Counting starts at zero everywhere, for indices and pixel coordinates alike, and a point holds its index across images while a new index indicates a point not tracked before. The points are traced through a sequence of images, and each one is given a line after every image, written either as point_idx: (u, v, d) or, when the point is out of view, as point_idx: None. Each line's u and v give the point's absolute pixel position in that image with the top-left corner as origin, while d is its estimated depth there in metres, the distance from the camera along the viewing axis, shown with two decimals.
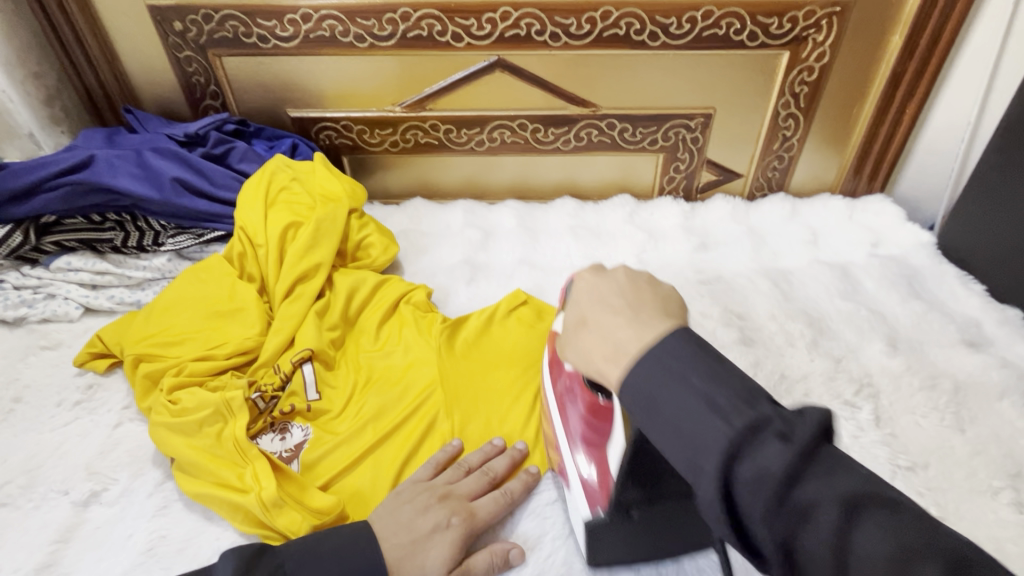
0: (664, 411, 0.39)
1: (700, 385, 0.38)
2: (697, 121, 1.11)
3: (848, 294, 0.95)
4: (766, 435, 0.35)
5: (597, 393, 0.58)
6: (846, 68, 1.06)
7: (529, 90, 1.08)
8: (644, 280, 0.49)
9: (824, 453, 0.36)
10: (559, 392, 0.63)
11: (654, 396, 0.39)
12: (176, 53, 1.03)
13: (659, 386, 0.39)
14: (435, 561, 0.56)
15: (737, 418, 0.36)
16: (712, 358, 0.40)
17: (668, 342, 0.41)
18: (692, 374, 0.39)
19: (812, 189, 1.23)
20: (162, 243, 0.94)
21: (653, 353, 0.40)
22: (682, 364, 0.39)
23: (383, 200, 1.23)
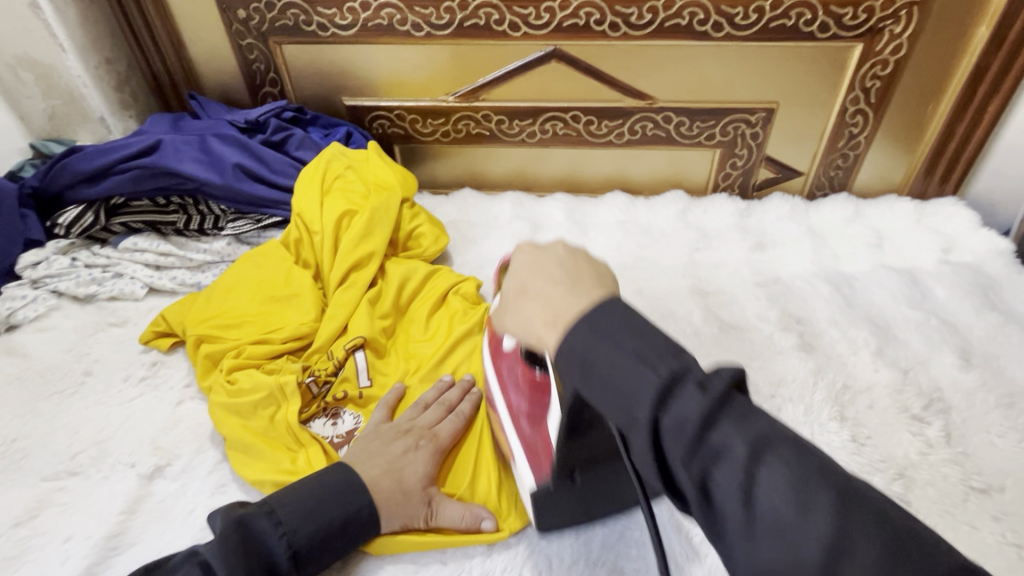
0: (603, 375, 0.38)
1: (634, 347, 0.38)
2: (758, 116, 1.07)
3: (917, 303, 0.91)
4: (687, 384, 0.36)
5: (535, 367, 0.61)
6: (924, 61, 1.00)
7: (585, 81, 1.06)
8: (583, 256, 0.50)
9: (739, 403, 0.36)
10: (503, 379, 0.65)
11: (586, 356, 0.40)
12: (238, 40, 1.05)
13: (591, 352, 0.39)
14: (410, 475, 0.62)
15: (664, 369, 0.37)
16: (669, 347, 0.38)
17: (601, 315, 0.41)
18: (623, 336, 0.39)
19: (877, 190, 1.17)
20: (223, 228, 0.97)
21: (590, 316, 0.41)
22: (616, 327, 0.40)
23: (431, 189, 1.24)
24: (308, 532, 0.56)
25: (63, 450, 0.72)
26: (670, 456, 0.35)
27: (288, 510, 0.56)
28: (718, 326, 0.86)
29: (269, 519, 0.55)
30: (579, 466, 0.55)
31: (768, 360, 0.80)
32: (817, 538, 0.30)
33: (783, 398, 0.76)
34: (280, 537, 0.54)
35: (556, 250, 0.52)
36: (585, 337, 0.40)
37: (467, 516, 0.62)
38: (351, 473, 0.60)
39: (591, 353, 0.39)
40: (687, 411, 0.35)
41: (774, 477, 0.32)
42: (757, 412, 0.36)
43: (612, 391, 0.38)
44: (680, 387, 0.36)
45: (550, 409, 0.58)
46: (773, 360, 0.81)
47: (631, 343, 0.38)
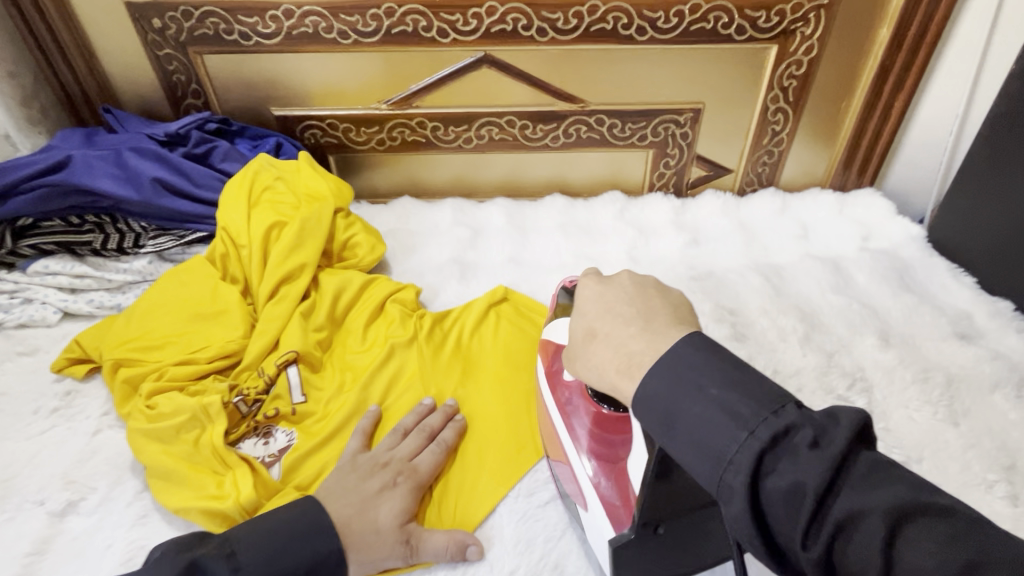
0: (688, 429, 0.41)
1: (722, 399, 0.41)
2: (686, 116, 1.11)
3: (839, 289, 0.95)
4: (799, 447, 0.37)
5: (603, 404, 0.60)
6: (835, 60, 1.06)
7: (517, 86, 1.06)
8: (650, 286, 0.53)
9: (856, 457, 0.37)
10: (562, 405, 0.63)
11: (670, 409, 0.43)
12: (156, 50, 1.01)
13: (676, 404, 0.42)
14: (386, 515, 0.59)
15: (762, 431, 0.38)
16: (767, 402, 0.40)
17: (687, 348, 0.44)
18: (710, 386, 0.42)
19: (802, 184, 1.22)
20: (143, 245, 0.92)
21: (656, 370, 0.44)
22: (696, 373, 0.43)
23: (370, 200, 1.22)
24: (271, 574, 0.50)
25: None
26: (785, 534, 0.37)
27: (247, 546, 0.51)
28: None
29: (226, 562, 0.49)
30: (664, 518, 0.53)
31: None
32: None
33: None
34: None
35: (619, 280, 0.54)
36: (660, 386, 0.44)
37: (450, 547, 0.60)
38: (319, 514, 0.56)
39: (677, 402, 0.42)
40: (797, 479, 0.36)
41: (911, 552, 0.34)
42: (879, 470, 0.37)
43: (698, 445, 0.41)
44: (782, 448, 0.38)
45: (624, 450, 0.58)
46: None
47: (717, 393, 0.41)
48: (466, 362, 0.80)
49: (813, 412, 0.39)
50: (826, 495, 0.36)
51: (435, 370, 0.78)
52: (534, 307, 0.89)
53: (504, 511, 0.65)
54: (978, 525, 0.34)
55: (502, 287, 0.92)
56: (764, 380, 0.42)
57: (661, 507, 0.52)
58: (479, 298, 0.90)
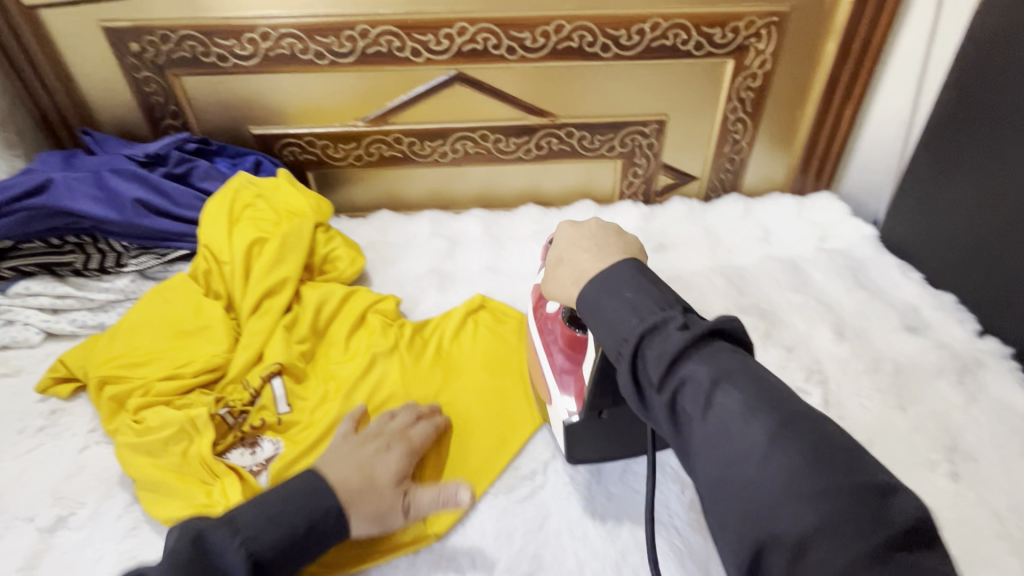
0: (606, 313, 0.49)
1: (634, 300, 0.48)
2: (651, 127, 1.16)
3: (798, 287, 1.01)
4: (670, 328, 0.45)
5: (575, 329, 0.67)
6: (788, 72, 1.12)
7: (489, 101, 1.11)
8: (611, 230, 0.61)
9: (714, 344, 0.45)
10: (545, 334, 0.72)
11: (598, 305, 0.50)
12: (133, 74, 1.03)
13: (599, 300, 0.50)
14: (383, 472, 0.63)
15: (647, 317, 0.46)
16: (663, 299, 0.48)
17: (627, 267, 0.51)
18: (625, 289, 0.49)
19: (764, 189, 1.29)
20: (125, 264, 0.94)
21: (601, 276, 0.51)
22: (622, 281, 0.50)
23: (349, 213, 1.24)
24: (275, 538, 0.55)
25: None
26: (648, 380, 0.45)
27: (247, 520, 0.55)
28: None
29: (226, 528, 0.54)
30: (607, 406, 0.64)
31: None
32: (760, 457, 0.39)
33: None
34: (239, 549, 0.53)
35: (588, 225, 0.63)
36: (595, 288, 0.51)
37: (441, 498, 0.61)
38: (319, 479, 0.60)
39: (604, 299, 0.50)
40: (670, 351, 0.44)
41: (730, 403, 0.41)
42: (730, 353, 0.44)
43: (610, 330, 0.48)
44: (661, 332, 0.45)
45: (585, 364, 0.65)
46: None
47: (631, 295, 0.48)
48: (446, 369, 0.84)
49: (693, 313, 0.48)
50: (679, 359, 0.44)
51: (415, 377, 0.82)
52: (509, 312, 0.93)
53: (484, 507, 0.68)
54: (789, 400, 0.42)
55: (479, 295, 0.96)
56: (671, 292, 0.49)
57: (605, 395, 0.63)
58: (456, 307, 0.94)
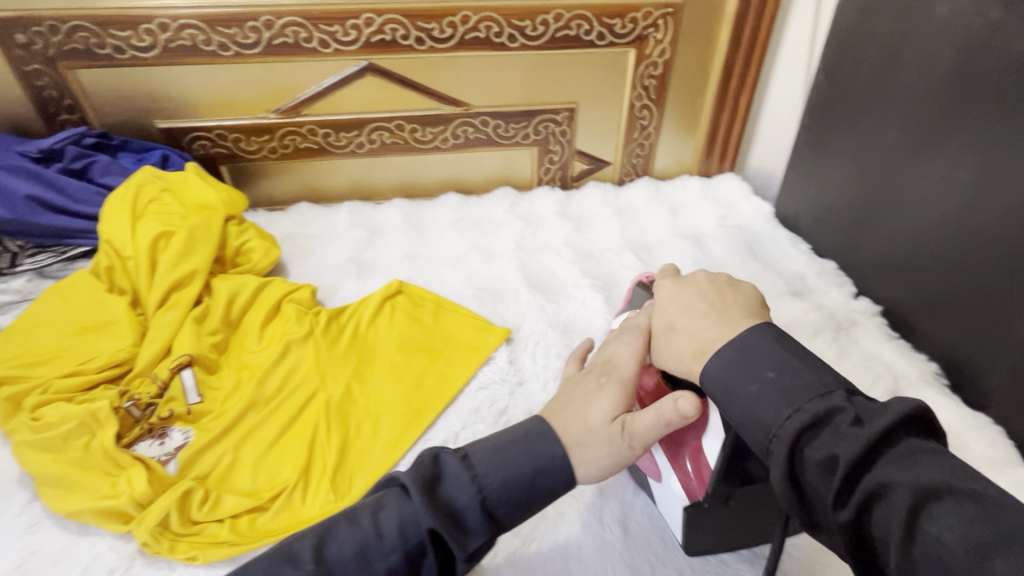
0: (743, 400, 0.47)
1: (778, 382, 0.46)
2: (563, 115, 1.21)
3: (699, 262, 1.09)
4: (836, 426, 0.42)
5: None
6: (685, 60, 1.20)
7: (402, 92, 1.12)
8: (724, 282, 0.59)
9: (903, 443, 0.41)
10: None
11: (730, 386, 0.48)
12: (22, 67, 0.99)
13: (737, 382, 0.48)
14: None
15: (805, 409, 0.43)
16: (816, 385, 0.45)
17: (755, 334, 0.50)
18: (766, 370, 0.47)
19: (673, 172, 1.37)
20: (20, 264, 0.90)
21: (728, 351, 0.50)
22: (758, 361, 0.48)
23: (269, 208, 1.23)
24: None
25: None
26: (820, 496, 0.41)
27: None
28: (538, 301, 0.96)
29: None
30: (734, 489, 0.56)
31: (579, 322, 0.92)
32: None
33: None
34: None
35: (695, 279, 0.61)
36: (725, 368, 0.49)
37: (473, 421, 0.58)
38: None
39: (737, 381, 0.48)
40: (833, 452, 0.41)
41: (939, 521, 0.37)
42: (926, 455, 0.40)
43: (750, 418, 0.46)
44: (826, 428, 0.42)
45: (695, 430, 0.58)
46: (584, 321, 0.92)
47: (775, 376, 0.46)
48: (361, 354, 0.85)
49: (867, 400, 0.44)
50: (860, 466, 0.40)
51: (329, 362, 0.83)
52: (426, 297, 0.95)
53: None
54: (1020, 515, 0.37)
55: (397, 281, 0.98)
56: (825, 370, 0.46)
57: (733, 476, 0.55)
58: (375, 293, 0.96)
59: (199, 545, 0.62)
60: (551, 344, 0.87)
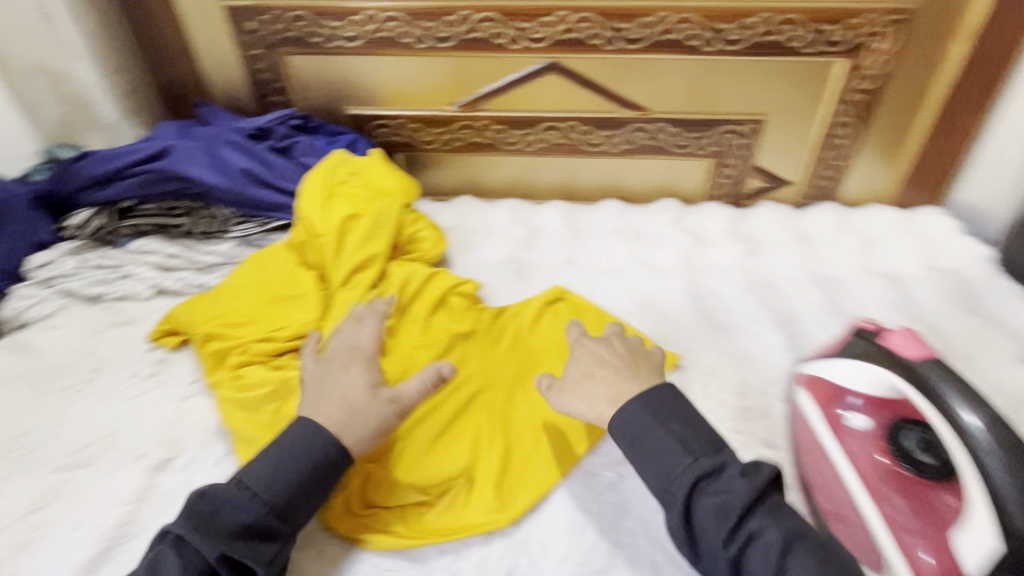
0: (649, 447, 0.57)
1: (679, 433, 0.57)
2: (748, 127, 1.11)
3: (900, 307, 0.95)
4: (731, 475, 0.53)
5: (901, 464, 0.62)
6: (907, 74, 1.04)
7: (582, 93, 1.09)
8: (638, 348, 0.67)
9: (771, 500, 0.53)
10: (852, 451, 0.63)
11: (638, 436, 0.58)
12: (247, 51, 1.09)
13: (642, 434, 0.58)
14: None
15: (700, 462, 0.54)
16: (709, 443, 0.56)
17: (647, 393, 0.60)
18: (671, 422, 0.58)
19: (864, 199, 1.20)
20: (230, 230, 1.00)
21: (638, 403, 0.60)
22: (663, 414, 0.58)
23: (432, 197, 1.27)
24: (266, 496, 0.59)
25: (72, 443, 0.74)
26: (710, 540, 0.51)
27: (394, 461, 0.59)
28: (710, 327, 0.88)
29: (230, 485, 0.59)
30: None
31: (756, 358, 0.83)
32: None
33: (774, 395, 0.77)
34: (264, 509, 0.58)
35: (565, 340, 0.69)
36: (641, 412, 0.59)
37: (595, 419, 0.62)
38: None
39: (641, 435, 0.58)
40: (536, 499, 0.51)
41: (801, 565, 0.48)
42: (791, 505, 0.53)
43: (655, 464, 0.56)
44: (717, 478, 0.54)
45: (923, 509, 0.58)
46: (762, 358, 0.83)
47: (676, 428, 0.57)
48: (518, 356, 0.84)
49: (743, 463, 0.55)
50: (745, 513, 0.51)
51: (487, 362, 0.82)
52: (589, 306, 0.90)
53: (558, 498, 0.68)
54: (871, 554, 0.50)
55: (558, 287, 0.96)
56: (706, 431, 0.57)
57: None
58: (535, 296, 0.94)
59: (371, 530, 0.65)
60: (726, 379, 0.80)
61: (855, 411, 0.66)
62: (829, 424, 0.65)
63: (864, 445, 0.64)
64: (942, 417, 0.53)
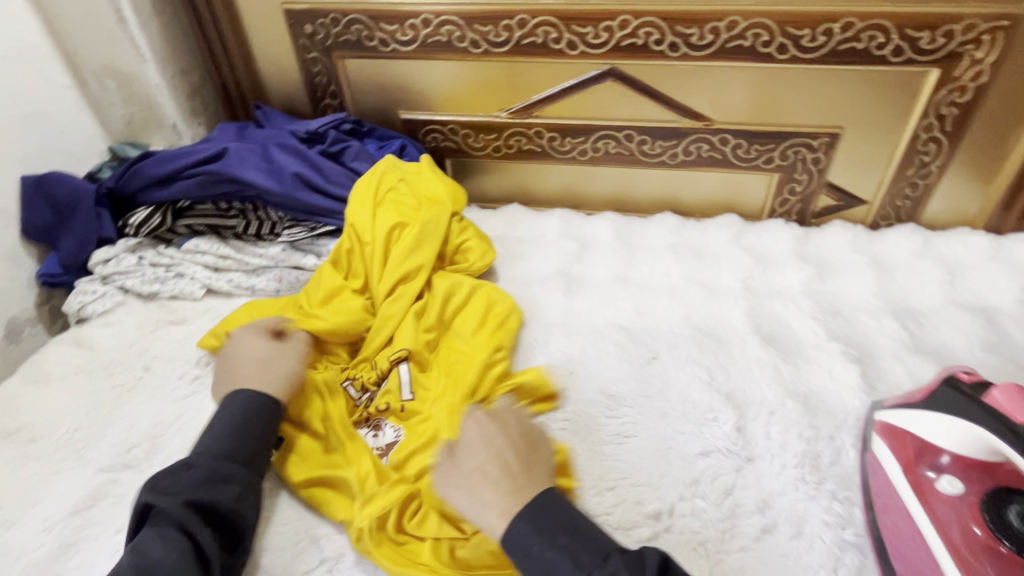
0: (539, 563, 0.51)
1: (567, 548, 0.51)
2: (821, 140, 1.03)
3: (992, 346, 0.85)
4: None
5: (1001, 540, 0.53)
6: (1008, 86, 0.94)
7: (641, 101, 1.04)
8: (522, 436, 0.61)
9: None
10: (937, 516, 0.56)
11: (525, 550, 0.52)
12: (304, 54, 1.09)
13: (532, 546, 0.52)
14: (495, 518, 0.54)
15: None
16: (598, 551, 0.51)
17: (539, 504, 0.54)
18: (558, 535, 0.52)
19: (948, 222, 1.10)
20: (279, 234, 1.00)
21: (530, 513, 0.54)
22: (553, 525, 0.53)
23: (480, 204, 1.24)
24: (213, 449, 0.62)
25: (120, 442, 0.75)
26: None
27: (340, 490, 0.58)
28: (773, 358, 0.82)
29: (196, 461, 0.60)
30: None
31: (823, 396, 0.77)
32: None
33: (844, 440, 0.71)
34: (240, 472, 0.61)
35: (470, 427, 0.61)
36: (528, 528, 0.53)
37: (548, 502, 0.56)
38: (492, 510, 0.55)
39: (527, 550, 0.52)
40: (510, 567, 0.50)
41: None
42: None
43: None
44: None
45: None
46: (830, 396, 0.76)
47: (564, 542, 0.52)
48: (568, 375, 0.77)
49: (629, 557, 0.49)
50: None
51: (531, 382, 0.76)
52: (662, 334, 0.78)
53: None
54: None
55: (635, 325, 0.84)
56: (597, 540, 0.53)
57: None
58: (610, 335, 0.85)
59: (398, 562, 0.62)
60: (790, 418, 0.73)
61: (946, 474, 0.59)
62: (913, 486, 0.58)
63: (948, 511, 0.56)
64: None
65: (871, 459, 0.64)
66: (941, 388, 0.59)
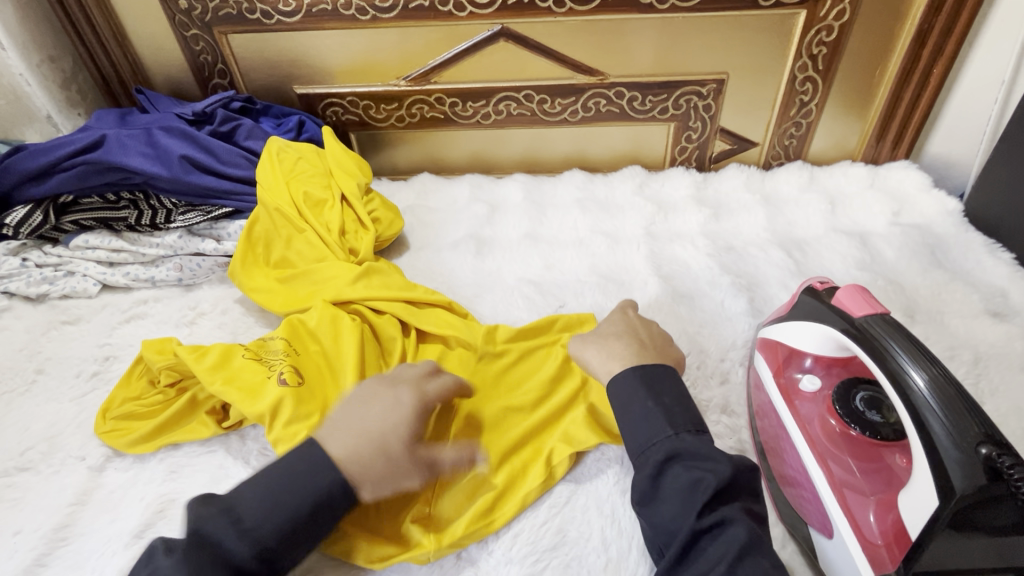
0: (636, 415, 0.58)
1: (668, 407, 0.57)
2: (709, 87, 1.08)
3: (866, 265, 0.93)
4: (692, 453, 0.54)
5: (852, 426, 0.59)
6: (869, 23, 1.00)
7: (536, 59, 1.05)
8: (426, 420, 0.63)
9: (696, 452, 0.53)
10: (800, 414, 0.63)
11: (629, 406, 0.59)
12: (183, 32, 1.04)
13: (633, 399, 0.59)
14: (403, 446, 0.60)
15: (681, 432, 0.55)
16: (693, 421, 0.56)
17: (657, 371, 0.61)
18: (664, 396, 0.58)
19: (832, 158, 1.17)
20: (173, 221, 0.95)
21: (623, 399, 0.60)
22: (659, 389, 0.59)
23: (391, 176, 1.23)
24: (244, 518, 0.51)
25: (14, 446, 0.72)
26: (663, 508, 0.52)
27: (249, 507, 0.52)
28: (672, 295, 0.86)
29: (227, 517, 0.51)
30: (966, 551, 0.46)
31: (716, 324, 0.82)
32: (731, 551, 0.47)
33: (732, 362, 0.76)
34: (219, 524, 0.51)
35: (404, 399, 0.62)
36: (633, 380, 0.60)
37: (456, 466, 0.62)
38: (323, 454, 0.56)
39: (632, 400, 0.59)
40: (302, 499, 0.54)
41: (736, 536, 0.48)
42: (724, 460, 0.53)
43: (638, 433, 0.57)
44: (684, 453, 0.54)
45: (865, 476, 0.57)
46: (723, 323, 0.82)
47: (654, 404, 0.58)
48: (487, 449, 0.66)
49: (692, 431, 0.55)
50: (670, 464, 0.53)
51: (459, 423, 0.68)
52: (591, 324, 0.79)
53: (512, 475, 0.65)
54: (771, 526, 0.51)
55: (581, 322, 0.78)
56: (684, 408, 0.58)
57: (978, 518, 0.44)
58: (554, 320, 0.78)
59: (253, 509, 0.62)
60: (684, 347, 0.78)
61: (809, 373, 0.65)
62: (781, 389, 0.65)
63: (814, 410, 0.63)
64: (896, 392, 0.50)
65: (756, 373, 0.70)
66: (805, 299, 0.64)
